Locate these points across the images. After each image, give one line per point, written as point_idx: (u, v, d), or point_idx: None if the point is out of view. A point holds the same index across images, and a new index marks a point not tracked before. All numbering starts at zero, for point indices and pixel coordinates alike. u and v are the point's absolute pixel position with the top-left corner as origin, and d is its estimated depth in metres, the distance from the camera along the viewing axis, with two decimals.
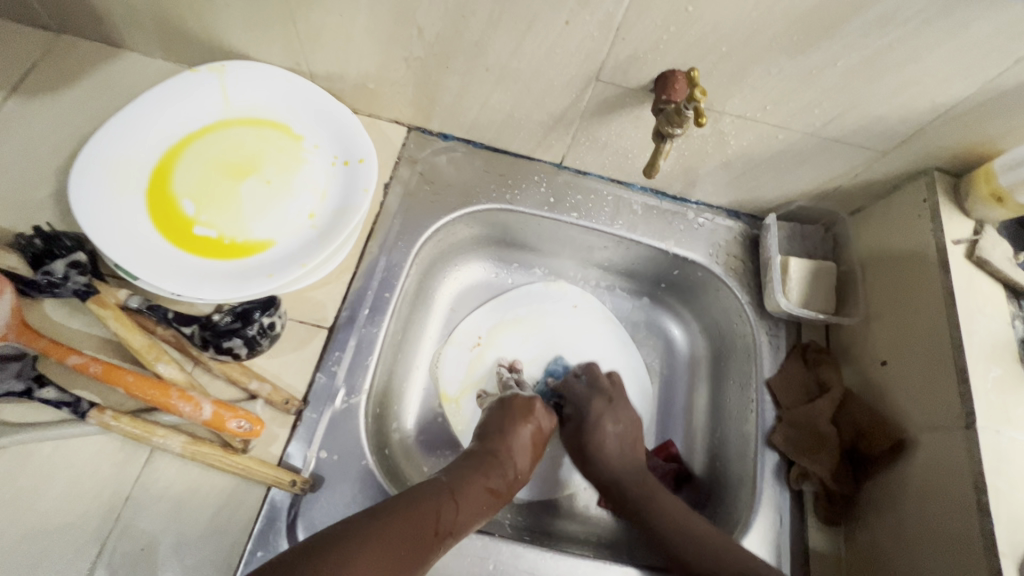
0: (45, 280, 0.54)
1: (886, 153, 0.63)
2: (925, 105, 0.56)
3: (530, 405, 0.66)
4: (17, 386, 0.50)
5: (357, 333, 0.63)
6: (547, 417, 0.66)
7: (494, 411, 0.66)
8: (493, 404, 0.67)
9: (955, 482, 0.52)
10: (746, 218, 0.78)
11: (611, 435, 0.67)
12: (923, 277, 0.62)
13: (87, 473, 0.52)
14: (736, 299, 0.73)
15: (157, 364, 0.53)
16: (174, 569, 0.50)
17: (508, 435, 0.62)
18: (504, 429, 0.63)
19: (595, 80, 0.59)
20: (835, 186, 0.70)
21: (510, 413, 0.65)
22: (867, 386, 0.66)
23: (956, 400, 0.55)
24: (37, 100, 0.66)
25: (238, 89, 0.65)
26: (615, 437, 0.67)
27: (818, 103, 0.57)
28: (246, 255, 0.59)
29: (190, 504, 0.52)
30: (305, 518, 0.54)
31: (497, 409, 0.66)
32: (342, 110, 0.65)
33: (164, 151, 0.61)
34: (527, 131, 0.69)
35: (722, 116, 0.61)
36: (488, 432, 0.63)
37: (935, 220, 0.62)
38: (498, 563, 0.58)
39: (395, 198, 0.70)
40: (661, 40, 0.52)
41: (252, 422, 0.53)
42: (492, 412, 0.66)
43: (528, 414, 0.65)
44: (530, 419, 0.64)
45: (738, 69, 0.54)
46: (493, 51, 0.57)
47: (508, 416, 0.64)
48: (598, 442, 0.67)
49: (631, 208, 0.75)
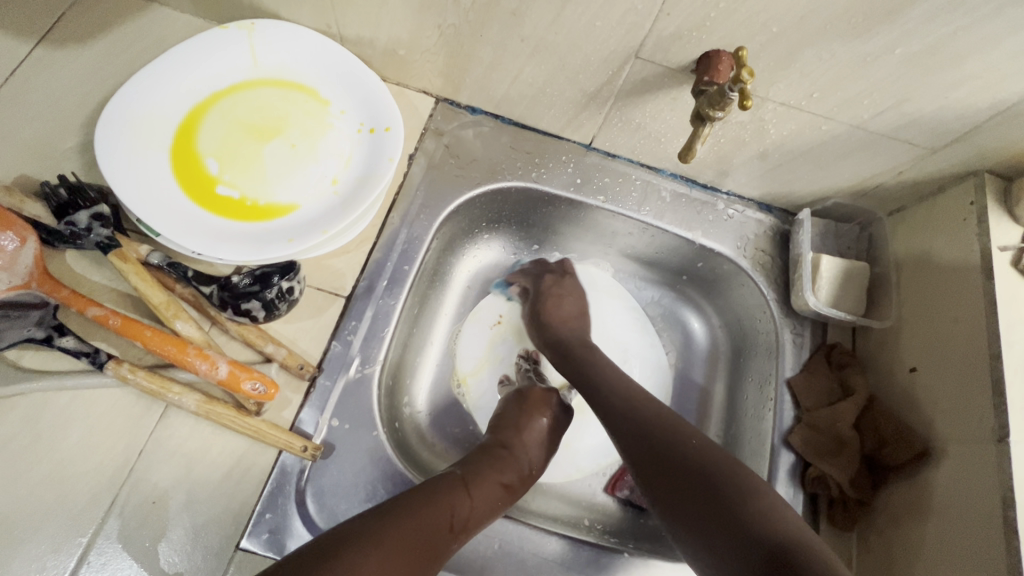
0: (68, 231, 0.54)
1: (935, 151, 0.60)
2: (981, 102, 0.53)
3: (546, 398, 0.66)
4: (39, 334, 0.51)
5: (374, 304, 0.62)
6: (564, 410, 0.67)
7: (510, 402, 0.65)
8: (510, 395, 0.67)
9: (981, 514, 0.51)
10: (778, 212, 0.75)
11: (562, 303, 0.73)
12: (963, 284, 0.59)
13: (102, 424, 0.52)
14: (761, 295, 0.71)
15: (175, 321, 0.53)
16: (184, 524, 0.51)
17: (524, 428, 0.62)
18: (520, 422, 0.62)
19: (634, 58, 0.56)
20: (875, 183, 0.67)
21: (527, 405, 0.64)
22: (892, 391, 0.64)
23: (989, 412, 0.53)
24: (66, 49, 0.65)
25: (267, 48, 0.63)
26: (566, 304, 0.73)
27: (868, 94, 0.54)
28: (268, 218, 0.58)
29: (202, 462, 0.53)
30: (314, 485, 0.54)
31: (512, 400, 0.65)
32: (371, 77, 0.63)
33: (189, 107, 0.61)
34: (559, 108, 0.67)
35: (765, 103, 0.58)
36: (504, 423, 0.63)
37: (982, 224, 0.59)
38: (504, 542, 0.57)
39: (419, 170, 0.69)
40: (709, 18, 0.50)
41: (268, 385, 0.53)
42: (509, 403, 0.65)
43: (545, 408, 0.65)
44: (547, 412, 0.64)
45: (788, 52, 0.52)
46: (530, 21, 0.55)
47: (524, 410, 0.64)
48: (555, 304, 0.73)
49: (659, 194, 0.73)
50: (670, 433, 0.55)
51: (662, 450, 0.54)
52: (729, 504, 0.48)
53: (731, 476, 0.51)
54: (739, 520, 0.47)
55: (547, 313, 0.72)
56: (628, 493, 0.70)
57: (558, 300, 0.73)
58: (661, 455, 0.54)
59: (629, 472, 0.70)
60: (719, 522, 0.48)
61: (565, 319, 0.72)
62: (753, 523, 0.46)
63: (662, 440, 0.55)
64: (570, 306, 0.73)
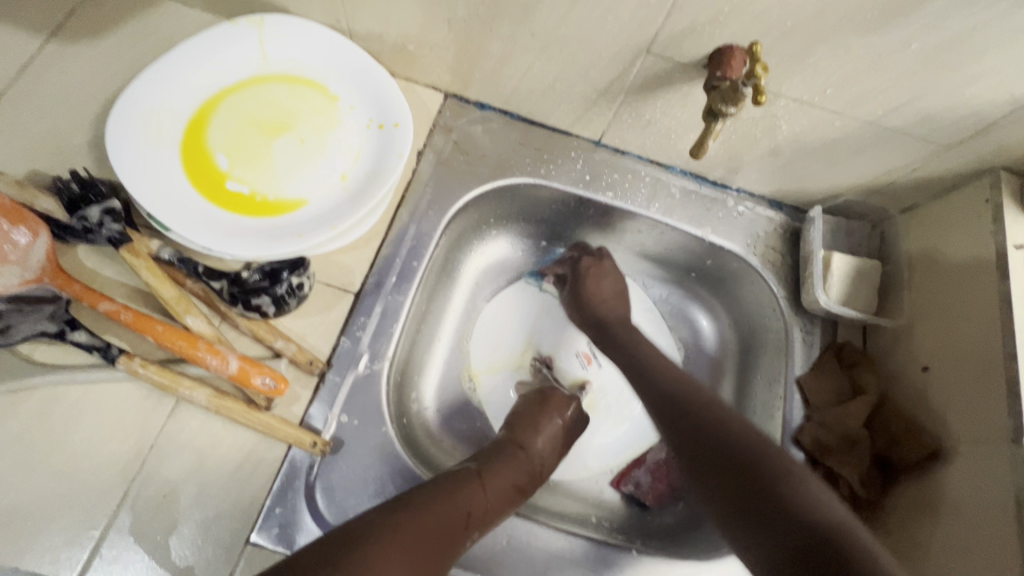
0: (80, 226, 0.54)
1: (950, 147, 0.59)
2: (999, 98, 0.52)
3: (568, 402, 0.66)
4: (52, 328, 0.51)
5: (382, 300, 0.62)
6: (579, 412, 0.67)
7: (530, 400, 0.66)
8: (529, 393, 0.67)
9: (995, 514, 0.50)
10: (789, 210, 0.74)
11: (602, 287, 0.73)
12: (978, 282, 0.59)
13: (114, 418, 0.53)
14: (771, 293, 0.71)
15: (186, 316, 0.53)
16: (195, 518, 0.51)
17: (543, 428, 0.62)
18: (537, 423, 0.63)
19: (645, 53, 0.56)
20: (887, 180, 0.66)
21: (544, 405, 0.65)
22: (903, 391, 0.64)
23: (1003, 412, 0.52)
24: (76, 45, 0.65)
25: (277, 43, 0.63)
26: (605, 288, 0.73)
27: (883, 89, 0.54)
28: (278, 214, 0.58)
29: (213, 456, 0.53)
30: (324, 480, 0.55)
31: (534, 397, 0.66)
32: (379, 72, 0.63)
33: (199, 103, 0.61)
34: (569, 103, 0.66)
35: (778, 99, 0.58)
36: (520, 421, 0.63)
37: (998, 221, 0.58)
38: (512, 539, 0.57)
39: (428, 166, 0.69)
40: (722, 12, 0.49)
41: (277, 380, 0.53)
42: (528, 400, 0.66)
43: (564, 410, 0.65)
44: (563, 413, 0.65)
45: (802, 47, 0.51)
46: (541, 15, 0.55)
47: (541, 410, 0.64)
48: (597, 282, 0.73)
49: (669, 191, 0.73)
50: (712, 416, 0.56)
51: (704, 432, 0.55)
52: (769, 483, 0.49)
53: (773, 463, 0.50)
54: (777, 500, 0.47)
55: (586, 296, 0.72)
56: (633, 489, 0.71)
57: (597, 281, 0.73)
58: (703, 437, 0.55)
59: (637, 467, 0.72)
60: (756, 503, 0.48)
61: (609, 300, 0.72)
62: (792, 508, 0.46)
63: (704, 422, 0.56)
64: (608, 287, 0.73)
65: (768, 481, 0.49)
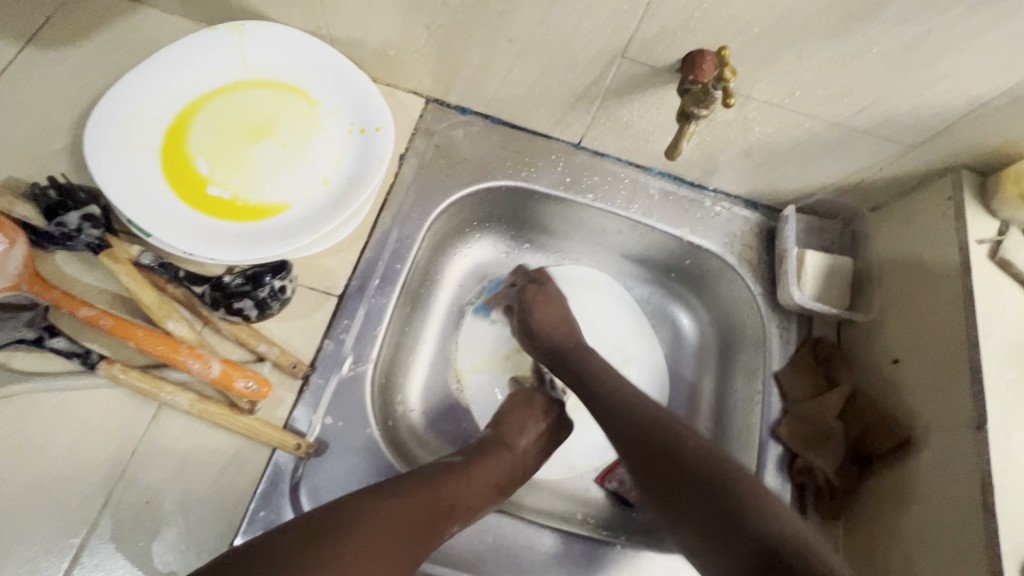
0: (58, 232, 0.54)
1: (914, 147, 0.61)
2: (959, 99, 0.54)
3: (551, 406, 0.65)
4: (29, 335, 0.51)
5: (366, 303, 0.62)
6: (565, 423, 0.66)
7: (516, 401, 0.65)
8: (518, 392, 0.67)
9: (963, 498, 0.52)
10: (763, 209, 0.76)
11: (547, 314, 0.68)
12: (942, 277, 0.61)
13: (94, 425, 0.52)
14: (748, 290, 0.72)
15: (167, 321, 0.53)
16: (177, 524, 0.51)
17: (526, 428, 0.62)
18: (523, 423, 0.62)
19: (620, 58, 0.57)
20: (857, 180, 0.69)
21: (531, 406, 0.64)
22: (876, 383, 0.66)
23: (967, 400, 0.54)
24: (53, 51, 0.65)
25: (257, 49, 0.63)
26: (551, 316, 0.68)
27: (848, 92, 0.56)
28: (259, 218, 0.59)
29: (195, 461, 0.53)
30: (308, 482, 0.55)
31: (521, 397, 0.66)
32: (362, 78, 0.64)
33: (179, 108, 0.61)
34: (548, 107, 0.68)
35: (749, 101, 0.59)
36: (506, 420, 0.63)
37: (960, 218, 0.60)
38: (498, 537, 0.58)
39: (410, 170, 0.70)
40: (692, 18, 0.51)
41: (261, 383, 0.53)
42: (515, 399, 0.65)
43: (550, 412, 0.65)
44: (547, 415, 0.64)
45: (770, 51, 0.53)
46: (518, 22, 0.56)
47: (528, 409, 0.64)
48: (539, 313, 0.68)
49: (648, 192, 0.74)
50: (670, 437, 0.53)
51: (660, 451, 0.52)
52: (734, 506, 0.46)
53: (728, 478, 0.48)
54: (740, 522, 0.45)
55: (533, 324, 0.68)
56: (616, 485, 0.70)
57: (544, 306, 0.69)
58: (669, 469, 0.50)
59: (619, 465, 0.71)
60: (710, 526, 0.46)
61: (551, 328, 0.67)
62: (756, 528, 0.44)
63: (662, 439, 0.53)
64: (552, 314, 0.68)
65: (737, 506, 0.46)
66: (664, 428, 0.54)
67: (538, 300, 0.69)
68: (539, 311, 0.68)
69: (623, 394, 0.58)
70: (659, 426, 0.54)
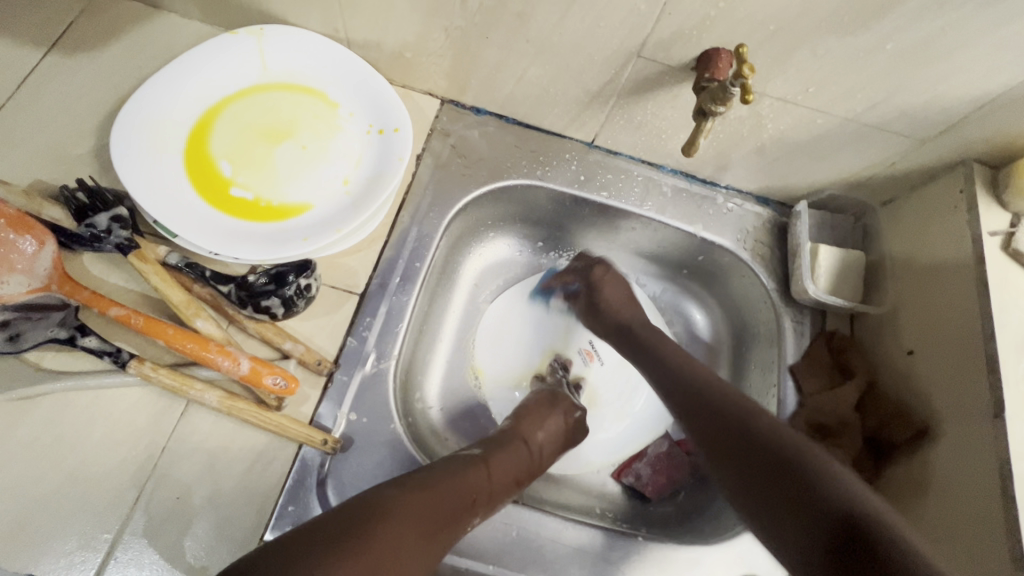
0: (88, 233, 0.55)
1: (925, 142, 0.62)
2: (970, 93, 0.55)
3: (571, 411, 0.68)
4: (62, 334, 0.52)
5: (387, 301, 0.63)
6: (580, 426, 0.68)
7: (539, 397, 0.68)
8: (542, 390, 0.70)
9: (981, 486, 0.53)
10: (775, 205, 0.77)
11: (616, 289, 0.73)
12: (956, 269, 0.61)
13: (124, 422, 0.53)
14: (762, 285, 0.73)
15: (196, 320, 0.54)
16: (208, 519, 0.51)
17: (545, 423, 0.65)
18: (542, 418, 0.65)
19: (635, 57, 0.58)
20: (868, 175, 0.70)
21: (552, 402, 0.68)
22: (891, 375, 0.66)
23: (984, 389, 0.55)
24: (75, 57, 0.66)
25: (276, 53, 0.64)
26: (620, 291, 0.73)
27: (861, 88, 0.57)
28: (282, 218, 0.59)
29: (224, 457, 0.54)
30: (335, 477, 0.55)
31: (544, 395, 0.69)
32: (379, 80, 0.65)
33: (200, 111, 0.62)
34: (563, 107, 0.68)
35: (763, 98, 0.60)
36: (527, 415, 0.66)
37: (972, 211, 0.61)
38: (522, 530, 0.58)
39: (426, 170, 0.70)
40: (708, 17, 0.52)
41: (288, 379, 0.54)
42: (539, 396, 0.69)
43: (569, 411, 0.68)
44: (564, 411, 0.67)
45: (785, 49, 0.54)
46: (535, 23, 0.57)
47: (548, 406, 0.67)
48: (606, 296, 0.73)
49: (661, 189, 0.75)
50: (743, 415, 0.56)
51: (732, 429, 0.56)
52: (801, 477, 0.49)
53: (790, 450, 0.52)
54: (810, 490, 0.48)
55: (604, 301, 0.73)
56: (633, 480, 0.72)
57: (613, 285, 0.73)
58: (741, 445, 0.54)
59: (637, 460, 0.73)
60: (778, 496, 0.50)
61: (620, 302, 0.72)
62: (821, 496, 0.47)
63: (732, 418, 0.56)
64: (619, 292, 0.73)
65: (805, 475, 0.49)
66: (734, 407, 0.57)
67: (608, 278, 0.73)
68: (608, 289, 0.73)
69: (693, 376, 0.62)
70: (730, 404, 0.58)
